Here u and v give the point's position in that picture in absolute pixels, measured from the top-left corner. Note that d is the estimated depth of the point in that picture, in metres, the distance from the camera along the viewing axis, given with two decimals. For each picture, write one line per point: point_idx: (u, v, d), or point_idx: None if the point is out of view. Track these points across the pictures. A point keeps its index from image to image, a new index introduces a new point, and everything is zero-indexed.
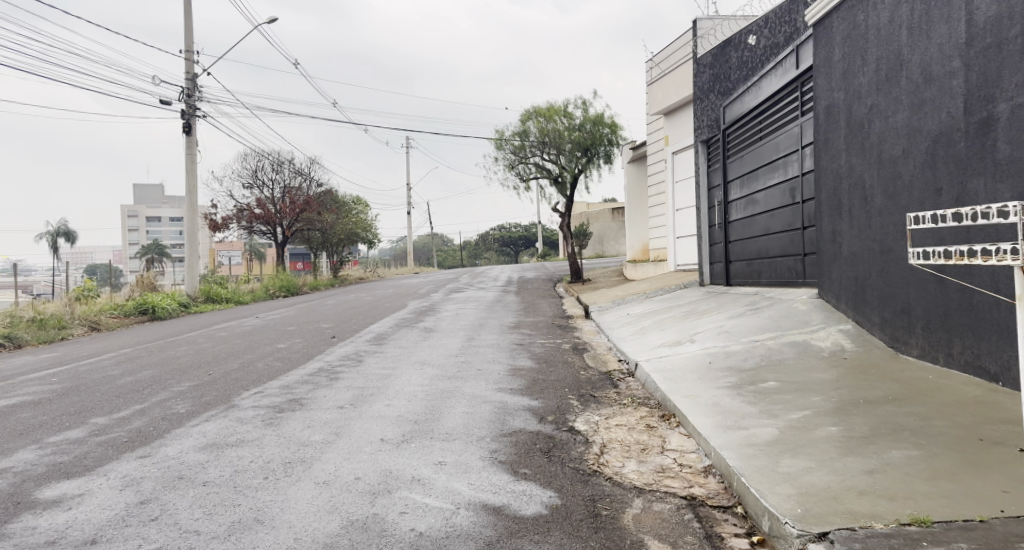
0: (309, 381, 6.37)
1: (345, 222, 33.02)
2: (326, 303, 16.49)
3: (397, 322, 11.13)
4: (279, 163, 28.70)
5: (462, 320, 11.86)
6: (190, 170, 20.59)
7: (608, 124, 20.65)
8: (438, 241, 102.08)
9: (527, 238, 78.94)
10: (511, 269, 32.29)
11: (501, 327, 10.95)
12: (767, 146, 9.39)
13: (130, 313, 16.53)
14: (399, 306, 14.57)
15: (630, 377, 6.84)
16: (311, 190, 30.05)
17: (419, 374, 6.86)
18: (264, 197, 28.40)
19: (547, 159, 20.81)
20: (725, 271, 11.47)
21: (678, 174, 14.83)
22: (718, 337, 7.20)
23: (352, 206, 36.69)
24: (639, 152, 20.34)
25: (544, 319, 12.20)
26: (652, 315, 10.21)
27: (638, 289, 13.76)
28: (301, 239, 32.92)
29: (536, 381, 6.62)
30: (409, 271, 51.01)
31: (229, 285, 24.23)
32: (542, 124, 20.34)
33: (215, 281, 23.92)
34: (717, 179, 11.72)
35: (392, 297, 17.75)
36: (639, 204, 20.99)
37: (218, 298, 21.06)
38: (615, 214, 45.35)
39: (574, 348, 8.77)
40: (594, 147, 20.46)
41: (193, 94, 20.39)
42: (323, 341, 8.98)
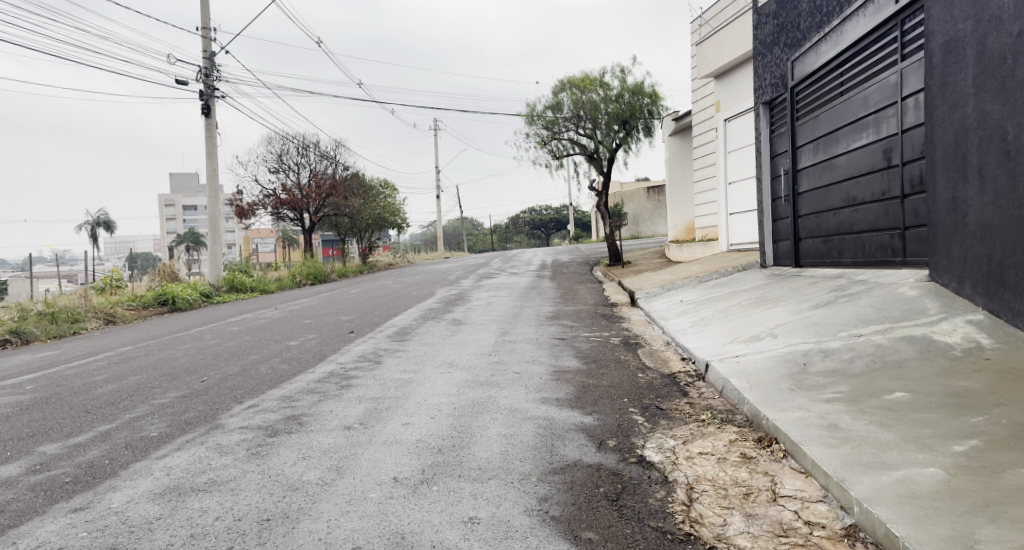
0: (316, 391, 5.31)
1: (373, 206, 32.19)
2: (351, 292, 15.52)
3: (424, 314, 10.06)
4: (304, 146, 27.88)
5: (496, 310, 10.74)
6: (211, 154, 19.81)
7: (648, 93, 19.20)
8: (469, 225, 101.16)
9: (559, 221, 77.47)
10: (545, 252, 31.10)
11: (538, 317, 9.80)
12: (852, 101, 8.04)
13: (149, 305, 15.79)
14: (427, 295, 13.50)
15: (700, 382, 5.63)
16: (338, 174, 29.21)
17: (446, 379, 5.77)
18: (290, 182, 27.65)
19: (583, 133, 19.49)
20: (792, 250, 10.16)
21: (734, 143, 13.46)
22: (807, 331, 5.94)
23: (381, 189, 35.84)
24: (682, 124, 18.90)
25: (586, 307, 11.01)
26: (712, 303, 8.94)
27: (688, 272, 12.43)
28: (329, 225, 32.18)
29: (587, 387, 5.47)
30: (440, 256, 50.18)
31: (256, 272, 23.52)
32: (577, 95, 19.00)
33: (241, 269, 23.23)
34: (783, 145, 10.40)
35: (421, 284, 16.71)
36: (683, 180, 19.62)
37: (242, 287, 20.30)
38: (652, 194, 43.66)
39: (625, 342, 7.57)
40: (634, 120, 19.07)
41: (212, 74, 19.56)
42: (339, 338, 7.95)
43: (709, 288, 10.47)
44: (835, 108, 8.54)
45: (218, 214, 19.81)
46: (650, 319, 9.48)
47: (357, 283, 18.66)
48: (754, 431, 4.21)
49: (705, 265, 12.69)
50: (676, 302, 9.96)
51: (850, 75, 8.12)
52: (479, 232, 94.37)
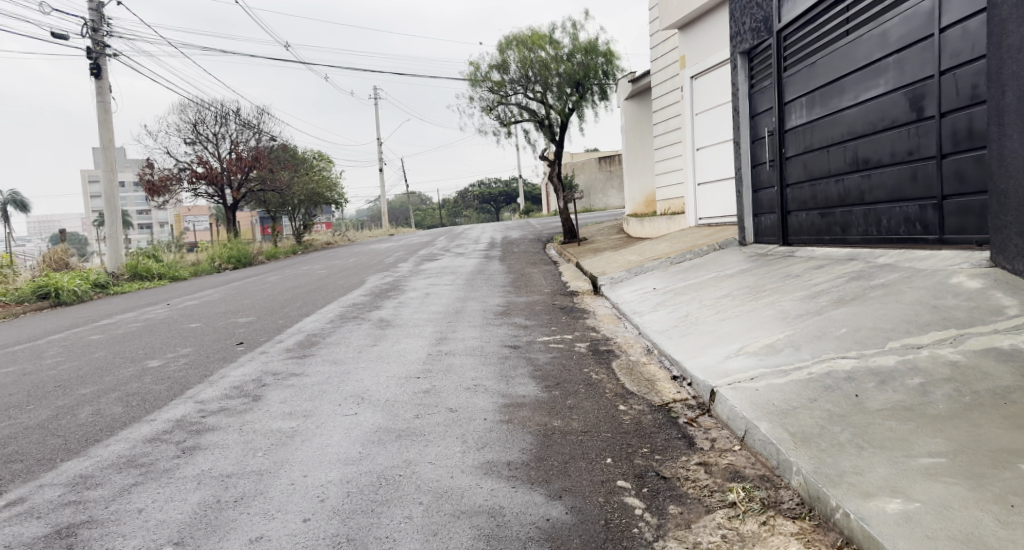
0: (140, 462, 3.47)
1: (306, 181, 29.79)
2: (267, 280, 13.43)
3: (343, 312, 8.20)
4: (223, 114, 25.20)
5: (433, 303, 8.94)
6: (104, 122, 17.22)
7: (602, 52, 17.49)
8: (415, 200, 98.30)
9: (507, 193, 75.53)
10: (494, 228, 29.40)
11: (484, 314, 8.07)
12: (862, 41, 6.53)
13: (25, 300, 13.36)
14: (354, 283, 11.59)
15: (706, 419, 4.01)
16: (262, 145, 26.66)
17: (346, 427, 4.00)
18: (208, 154, 25.03)
19: (532, 97, 17.69)
20: (777, 225, 8.70)
21: (710, 101, 11.97)
22: (842, 339, 4.39)
23: (315, 163, 33.34)
24: (639, 86, 17.35)
25: (541, 297, 9.34)
26: (694, 292, 7.37)
27: (656, 252, 10.88)
28: (257, 201, 29.64)
29: (550, 435, 3.82)
30: (383, 233, 47.84)
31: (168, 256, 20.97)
32: (524, 54, 17.18)
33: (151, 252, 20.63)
34: (765, 102, 8.89)
35: (350, 269, 14.74)
36: (643, 147, 18.19)
37: (147, 274, 17.88)
38: (602, 164, 42.14)
39: (593, 351, 5.92)
40: (588, 81, 17.36)
41: (100, 28, 16.85)
42: (220, 354, 6.05)
43: (684, 273, 8.93)
44: (838, 51, 7.03)
45: (116, 192, 17.23)
46: (619, 313, 7.88)
47: (279, 268, 16.51)
48: (822, 534, 2.62)
49: (675, 243, 11.18)
50: (646, 291, 8.41)
51: (859, 9, 6.61)
52: (426, 207, 91.62)
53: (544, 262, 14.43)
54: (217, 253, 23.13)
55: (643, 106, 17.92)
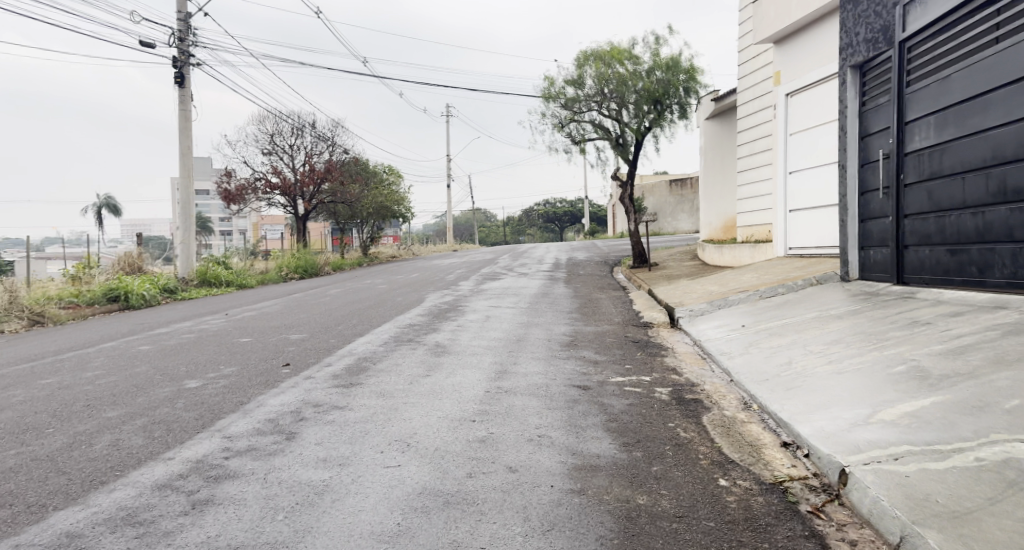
0: (140, 519, 2.90)
1: (375, 194, 29.96)
2: (327, 293, 13.10)
3: (398, 333, 7.63)
4: (299, 126, 25.56)
5: (494, 329, 8.27)
6: (184, 130, 17.48)
7: (685, 68, 16.63)
8: (481, 217, 98.87)
9: (573, 214, 74.73)
10: (559, 249, 28.68)
11: (549, 344, 7.33)
12: (1019, 48, 5.57)
13: (95, 301, 13.45)
14: (414, 301, 11.06)
15: (837, 511, 3.16)
16: (335, 157, 26.90)
17: (388, 486, 3.33)
18: (282, 165, 25.35)
19: (608, 114, 16.98)
20: (889, 261, 7.66)
21: (806, 122, 10.96)
22: (1013, 416, 3.44)
23: (384, 176, 33.59)
24: (723, 105, 16.42)
25: (612, 328, 8.54)
26: (793, 334, 6.41)
27: (741, 283, 9.88)
28: (327, 212, 29.97)
29: (636, 518, 3.05)
30: (447, 248, 47.90)
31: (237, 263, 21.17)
32: (602, 69, 16.51)
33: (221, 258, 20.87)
34: (880, 121, 7.90)
35: (411, 285, 14.28)
36: (723, 170, 17.19)
37: (215, 281, 17.99)
38: (673, 187, 40.86)
39: (678, 401, 5.07)
40: (668, 99, 16.52)
41: (186, 38, 17.18)
42: (262, 377, 5.54)
43: (776, 309, 7.94)
44: (983, 63, 6.04)
45: (191, 199, 17.43)
46: (702, 352, 6.97)
47: (341, 281, 16.26)
48: None
49: (763, 274, 10.16)
50: (734, 328, 7.47)
51: (1014, 12, 5.64)
52: (491, 224, 91.82)
53: (613, 288, 13.57)
54: (284, 263, 23.29)
55: (725, 127, 16.97)
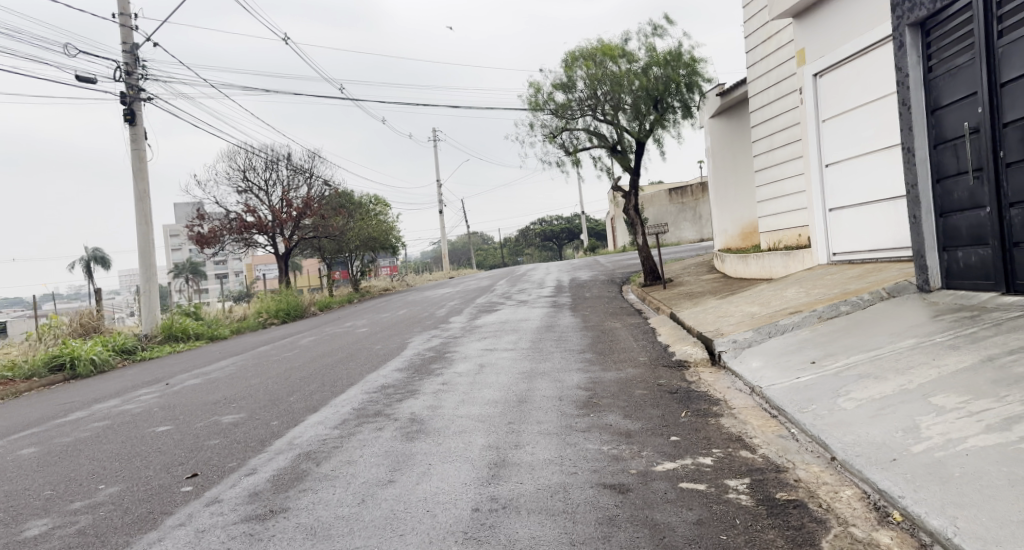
0: None
1: (361, 226, 28.84)
2: (299, 343, 11.32)
3: (363, 404, 5.85)
4: (273, 160, 24.60)
5: (490, 385, 6.49)
6: (140, 171, 16.33)
7: (687, 62, 15.07)
8: (478, 240, 97.48)
9: (571, 230, 73.09)
10: (559, 268, 27.01)
11: (562, 404, 5.57)
12: None
13: (35, 372, 11.69)
14: (395, 348, 9.30)
15: None
16: (314, 191, 25.82)
17: None
18: (257, 204, 24.22)
19: (604, 118, 15.42)
20: (993, 264, 5.99)
21: (843, 103, 9.34)
22: None
23: (370, 206, 32.17)
24: (732, 99, 14.86)
25: (639, 372, 6.78)
26: (898, 377, 4.64)
27: (789, 301, 8.11)
28: (310, 247, 28.59)
29: None
30: (442, 276, 46.28)
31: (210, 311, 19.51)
32: (594, 70, 15.02)
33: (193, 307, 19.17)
34: (962, 89, 6.24)
35: (398, 325, 12.53)
36: (735, 170, 15.60)
37: (183, 335, 16.30)
38: (673, 195, 39.20)
39: (769, 509, 3.29)
40: (670, 96, 15.01)
41: (134, 71, 16.05)
42: (147, 505, 3.77)
43: (850, 338, 6.16)
44: None
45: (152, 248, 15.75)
46: (770, 407, 5.18)
47: (320, 326, 14.52)
48: None
49: (811, 289, 8.41)
50: (803, 367, 5.69)
51: None
52: (489, 247, 90.20)
53: (627, 313, 11.80)
54: (265, 306, 21.59)
55: (733, 122, 15.44)
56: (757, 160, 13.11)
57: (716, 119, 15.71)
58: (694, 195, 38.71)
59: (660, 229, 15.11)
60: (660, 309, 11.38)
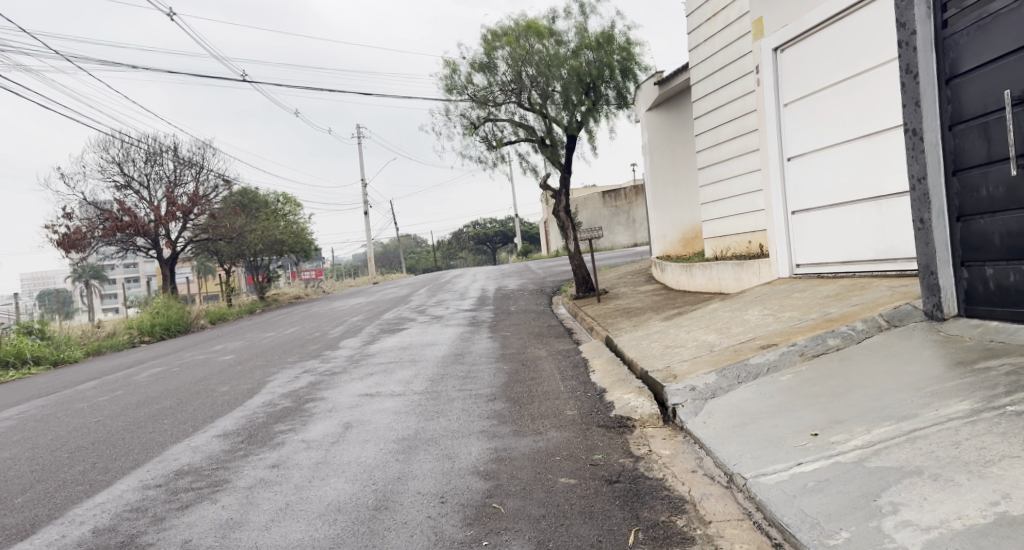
0: None
1: (263, 227, 26.52)
2: (137, 379, 8.87)
3: (116, 519, 3.60)
4: (156, 152, 22.00)
5: (342, 467, 4.33)
6: None
7: (621, 45, 13.32)
8: (409, 244, 94.67)
9: (503, 233, 71.23)
10: (487, 275, 25.04)
11: (439, 515, 3.48)
12: None
13: None
14: (247, 390, 7.03)
15: None
16: (205, 187, 23.51)
17: None
18: (133, 201, 21.70)
19: (529, 106, 13.56)
20: None
21: (808, 82, 7.64)
22: None
23: (277, 205, 29.65)
24: (670, 88, 13.21)
25: (565, 435, 4.82)
26: (982, 491, 2.80)
27: (757, 329, 6.27)
28: (204, 251, 25.89)
29: None
30: (367, 282, 43.63)
31: (67, 331, 16.72)
32: (517, 50, 13.11)
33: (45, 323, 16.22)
34: (998, 47, 4.54)
35: (273, 350, 10.17)
36: (674, 169, 14.01)
37: (16, 361, 13.62)
38: (607, 198, 37.75)
39: None
40: (603, 84, 13.27)
41: None
42: None
43: (859, 394, 4.32)
44: None
45: None
46: (766, 523, 3.23)
47: (184, 350, 11.99)
48: None
49: (782, 311, 6.62)
50: (804, 444, 3.80)
51: None
52: (420, 250, 87.27)
53: (553, 335, 9.83)
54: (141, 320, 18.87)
55: (671, 115, 13.84)
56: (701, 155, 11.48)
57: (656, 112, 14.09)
58: (627, 198, 37.36)
59: (595, 233, 13.24)
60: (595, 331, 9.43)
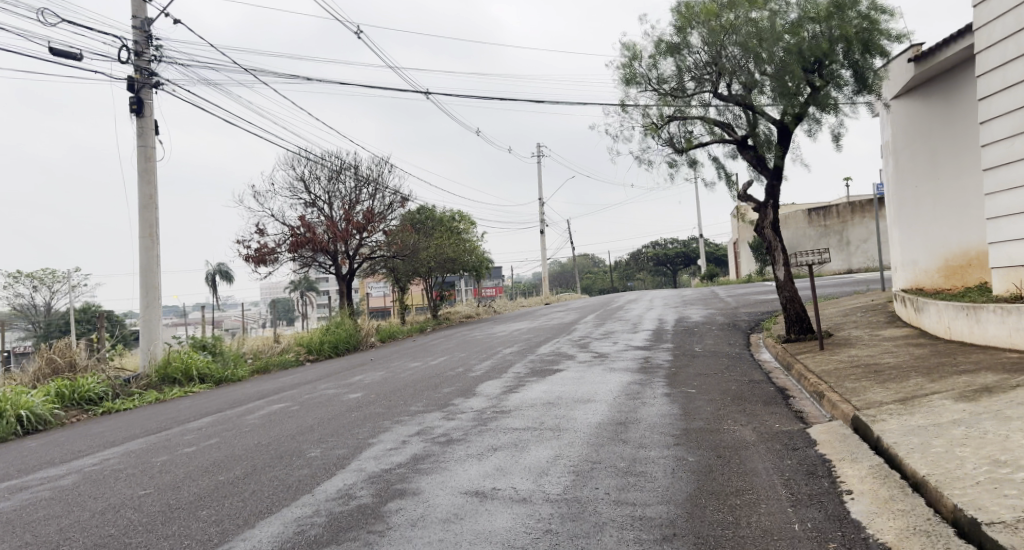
0: None
1: (436, 245, 26.05)
2: (248, 418, 7.53)
3: None
4: (339, 169, 22.10)
5: None
6: (146, 172, 13.38)
7: (863, 12, 10.18)
8: (587, 263, 93.26)
9: (686, 255, 66.80)
10: (668, 302, 22.19)
11: None
12: None
13: None
14: (335, 460, 5.20)
15: None
16: (381, 204, 23.35)
17: None
18: (314, 217, 21.91)
19: (729, 93, 10.96)
20: None
21: None
22: None
23: (452, 222, 29.25)
24: (936, 68, 9.84)
25: None
26: None
27: None
28: (380, 267, 25.89)
29: None
30: (540, 302, 42.39)
31: (244, 347, 16.77)
32: (716, 25, 10.62)
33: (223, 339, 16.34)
34: None
35: (400, 390, 8.46)
36: (934, 174, 10.54)
37: (183, 378, 13.20)
38: (813, 218, 33.03)
39: None
40: (834, 62, 10.19)
41: (145, 51, 13.35)
42: None
43: None
44: None
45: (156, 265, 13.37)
46: None
47: (322, 379, 10.77)
48: None
49: None
50: None
51: None
52: (597, 271, 85.04)
53: (760, 401, 7.04)
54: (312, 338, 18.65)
55: (929, 102, 10.43)
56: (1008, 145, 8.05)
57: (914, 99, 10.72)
58: (839, 216, 32.11)
59: (823, 258, 9.96)
60: (830, 403, 6.47)
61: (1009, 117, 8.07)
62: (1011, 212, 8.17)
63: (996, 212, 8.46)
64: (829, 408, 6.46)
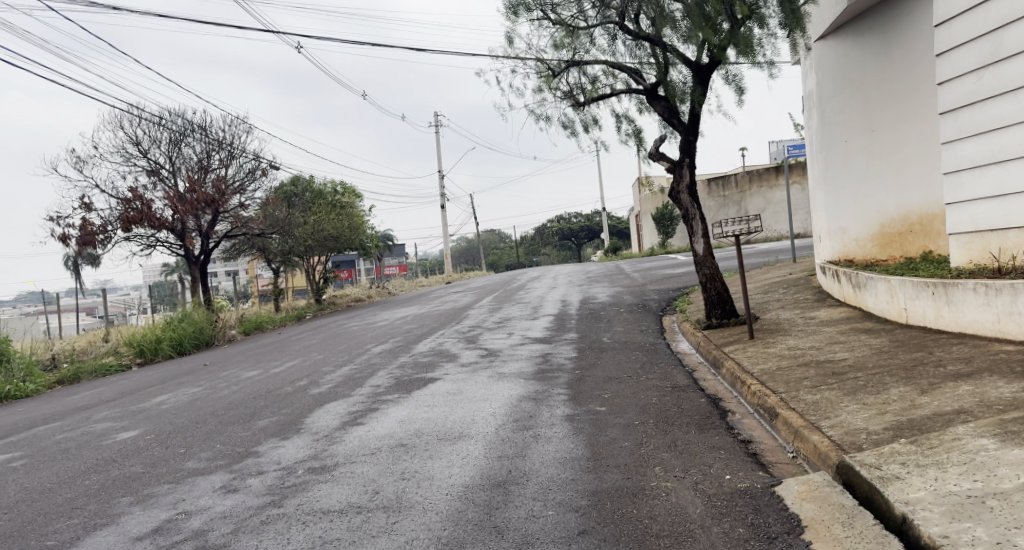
0: None
1: (309, 222, 23.27)
2: None
3: None
4: (181, 131, 19.15)
5: None
6: None
7: None
8: (491, 239, 91.51)
9: (589, 228, 66.10)
10: (570, 280, 20.43)
11: None
12: None
13: None
14: None
15: None
16: (237, 172, 20.43)
17: None
18: (152, 186, 18.83)
19: (638, 23, 9.05)
20: None
21: None
22: None
23: (332, 196, 26.30)
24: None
25: None
26: None
27: None
28: (248, 247, 22.75)
29: None
30: (439, 281, 40.05)
31: (63, 362, 14.17)
32: None
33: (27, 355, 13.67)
34: None
35: (197, 428, 6.02)
36: (867, 125, 9.06)
37: None
38: (713, 187, 32.33)
39: None
40: None
41: None
42: None
43: None
44: None
45: None
46: None
47: (113, 404, 8.07)
48: None
49: None
50: None
51: None
52: (502, 247, 83.25)
53: (691, 425, 5.12)
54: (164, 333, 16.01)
55: (865, 39, 8.89)
56: (977, 84, 6.48)
57: (851, 36, 9.14)
58: (738, 185, 31.42)
59: (760, 228, 7.97)
60: (795, 436, 4.54)
61: (979, 44, 6.42)
62: (977, 164, 6.61)
63: (955, 165, 6.91)
64: (793, 442, 4.52)
